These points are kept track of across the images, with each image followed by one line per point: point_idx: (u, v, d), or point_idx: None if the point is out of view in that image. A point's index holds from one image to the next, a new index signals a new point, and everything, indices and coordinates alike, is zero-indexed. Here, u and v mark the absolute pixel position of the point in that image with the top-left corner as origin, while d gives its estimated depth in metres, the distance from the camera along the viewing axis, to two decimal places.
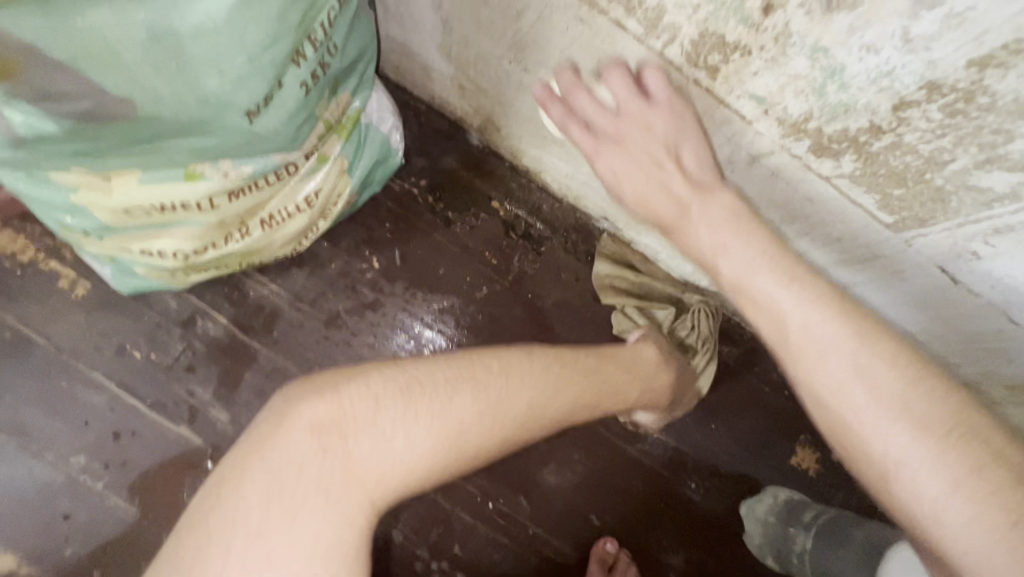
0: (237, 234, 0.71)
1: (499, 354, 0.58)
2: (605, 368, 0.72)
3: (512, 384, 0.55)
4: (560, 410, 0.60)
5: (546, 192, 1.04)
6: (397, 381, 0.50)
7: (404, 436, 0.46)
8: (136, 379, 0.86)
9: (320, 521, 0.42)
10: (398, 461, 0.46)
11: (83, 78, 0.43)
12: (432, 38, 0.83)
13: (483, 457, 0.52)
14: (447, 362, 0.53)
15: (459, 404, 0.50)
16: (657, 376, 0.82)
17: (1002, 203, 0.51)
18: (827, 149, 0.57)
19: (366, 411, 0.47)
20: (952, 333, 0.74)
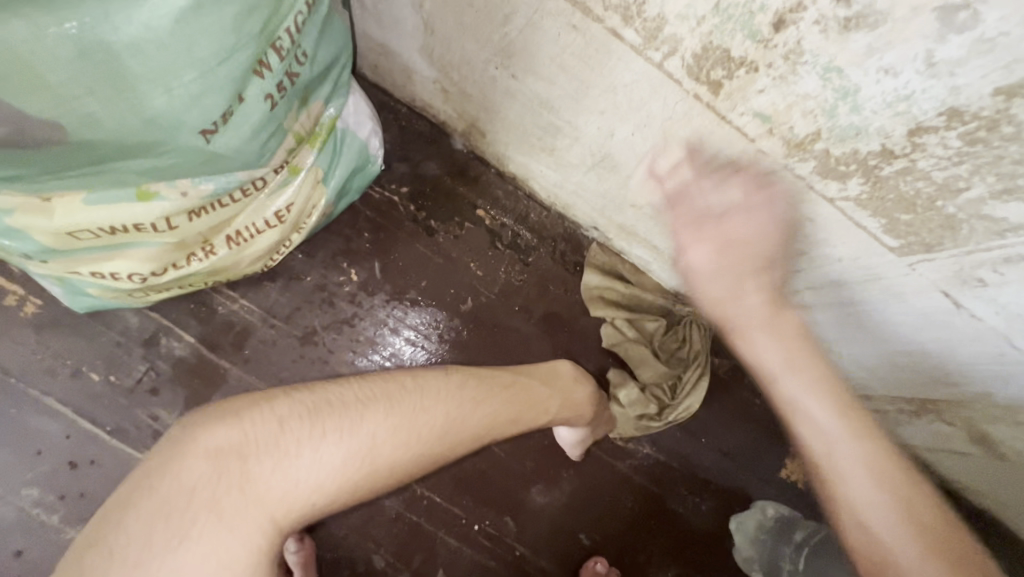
0: (200, 253, 0.65)
1: (415, 373, 0.59)
2: (531, 381, 0.73)
3: (430, 399, 0.57)
4: (481, 424, 0.61)
5: (533, 199, 1.00)
6: (305, 404, 0.51)
7: (309, 455, 0.48)
8: (93, 403, 0.80)
9: (218, 544, 0.44)
10: (310, 478, 0.48)
11: (1, 103, 0.37)
12: (414, 39, 0.78)
13: (407, 470, 0.53)
14: (368, 384, 0.55)
15: (376, 421, 0.52)
16: (574, 387, 0.79)
17: (1015, 234, 0.49)
18: (834, 171, 0.54)
19: (267, 434, 0.48)
20: (950, 355, 0.72)
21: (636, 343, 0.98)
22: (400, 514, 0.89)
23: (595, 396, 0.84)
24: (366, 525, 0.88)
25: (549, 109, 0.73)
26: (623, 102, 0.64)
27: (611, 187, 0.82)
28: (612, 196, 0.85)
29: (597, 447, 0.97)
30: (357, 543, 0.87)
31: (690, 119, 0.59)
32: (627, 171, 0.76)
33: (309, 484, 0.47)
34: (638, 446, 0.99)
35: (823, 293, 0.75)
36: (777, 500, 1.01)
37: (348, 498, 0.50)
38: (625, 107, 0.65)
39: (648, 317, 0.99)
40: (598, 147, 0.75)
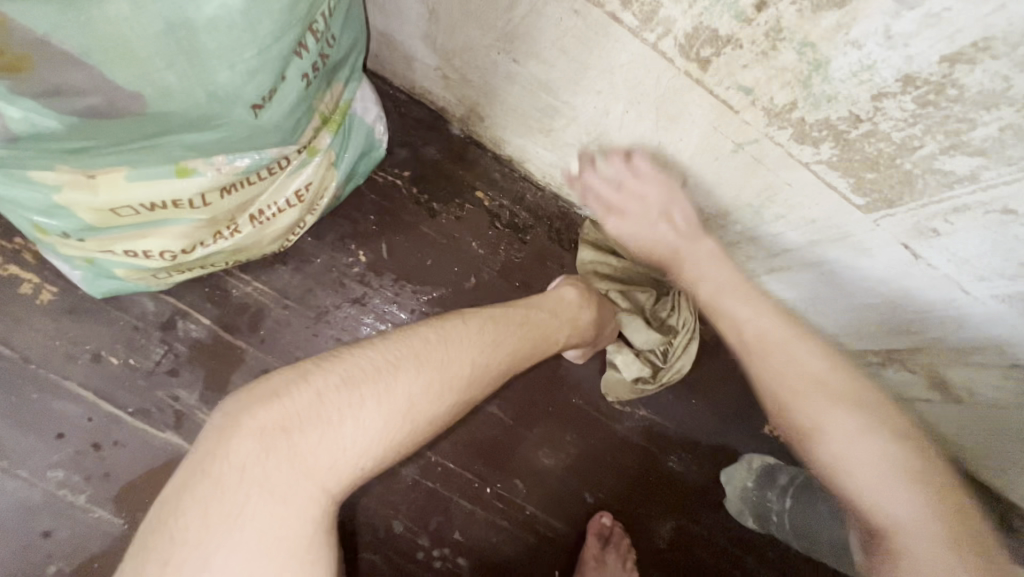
0: (226, 231, 0.69)
1: (438, 325, 0.62)
2: (538, 316, 0.78)
3: (455, 351, 0.60)
4: (501, 366, 0.66)
5: (528, 181, 1.06)
6: (340, 370, 0.53)
7: (353, 422, 0.51)
8: (114, 386, 0.82)
9: (275, 517, 0.47)
10: (358, 445, 0.50)
11: (97, 75, 0.41)
12: (417, 27, 0.82)
13: (441, 422, 0.57)
14: (398, 342, 0.58)
15: (410, 379, 0.55)
16: (579, 313, 0.85)
17: (961, 184, 0.57)
18: (808, 136, 0.61)
19: (309, 406, 0.50)
20: (910, 306, 0.81)
21: (629, 311, 1.03)
22: (416, 480, 0.93)
23: (597, 319, 0.89)
24: (384, 493, 0.92)
25: (548, 91, 0.79)
26: (619, 81, 0.70)
27: None
28: None
29: (598, 411, 1.04)
30: (376, 510, 0.91)
31: (682, 95, 0.66)
32: (620, 147, 0.83)
33: (358, 448, 0.51)
34: (633, 409, 1.06)
35: (799, 254, 0.83)
36: (762, 452, 1.10)
37: (394, 454, 0.53)
38: (620, 86, 0.71)
39: (641, 288, 1.05)
40: (593, 126, 0.81)
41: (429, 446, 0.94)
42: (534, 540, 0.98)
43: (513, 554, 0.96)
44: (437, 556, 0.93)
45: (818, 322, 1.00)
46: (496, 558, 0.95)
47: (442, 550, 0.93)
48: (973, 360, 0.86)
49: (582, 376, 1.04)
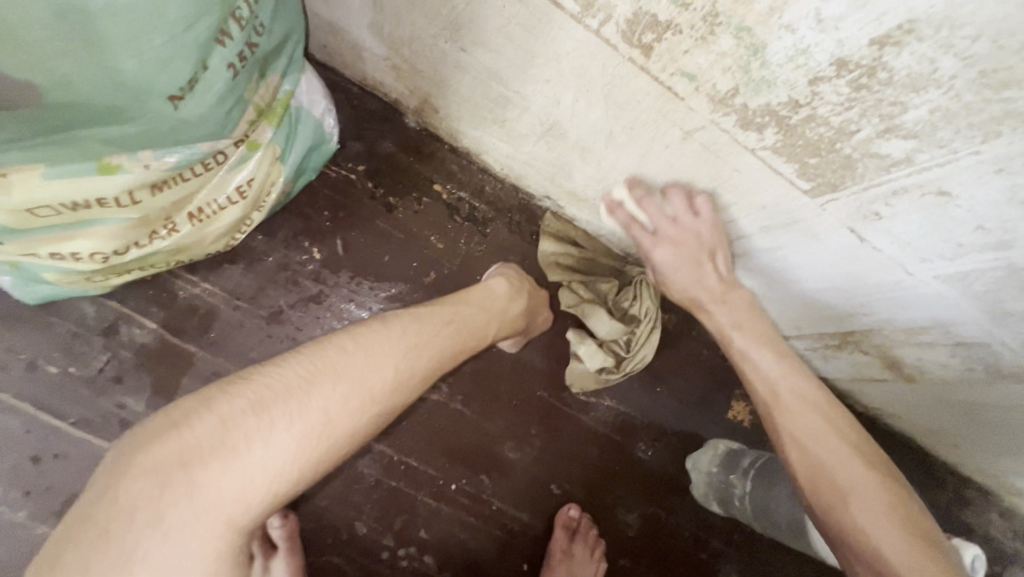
0: (163, 231, 0.66)
1: (355, 332, 0.61)
2: (470, 315, 0.77)
3: (375, 359, 0.60)
4: (426, 370, 0.66)
5: (488, 173, 1.04)
6: (247, 392, 0.52)
7: (261, 446, 0.49)
8: (53, 396, 0.78)
9: (172, 556, 0.45)
10: (267, 470, 0.49)
11: None
12: (363, 17, 0.80)
13: (361, 432, 0.58)
14: (312, 355, 0.57)
15: (323, 395, 0.54)
16: (509, 307, 0.84)
17: (898, 167, 0.58)
18: (752, 122, 0.62)
19: (210, 435, 0.48)
20: (861, 289, 0.83)
21: (587, 301, 1.04)
22: (379, 480, 0.92)
23: (529, 309, 0.89)
24: (346, 493, 0.90)
25: (499, 81, 0.78)
26: (567, 70, 0.69)
27: (561, 154, 0.88)
28: (562, 163, 0.90)
29: (562, 402, 1.04)
30: (338, 512, 0.90)
31: (629, 82, 0.66)
32: (573, 137, 0.82)
33: (267, 473, 0.49)
34: (598, 399, 1.07)
35: (753, 240, 0.84)
36: (727, 437, 1.12)
37: (310, 474, 0.53)
38: (569, 75, 0.70)
39: (603, 279, 1.06)
40: (546, 116, 0.80)
41: (391, 444, 0.93)
42: (501, 534, 0.97)
43: (480, 550, 0.96)
44: (403, 556, 0.92)
45: (775, 306, 1.02)
46: (463, 554, 0.95)
47: (407, 549, 0.92)
48: (920, 340, 0.88)
49: (546, 367, 1.04)
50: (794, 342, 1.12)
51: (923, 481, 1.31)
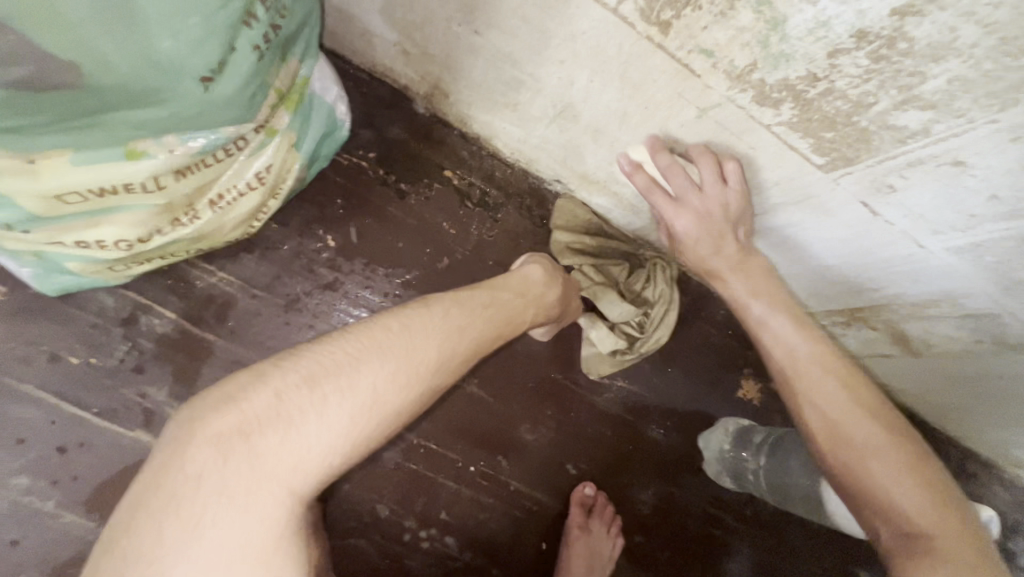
0: (184, 218, 0.66)
1: (400, 313, 0.62)
2: (504, 296, 0.78)
3: (420, 338, 0.60)
4: (468, 350, 0.66)
5: (497, 158, 1.05)
6: (299, 368, 0.53)
7: (314, 420, 0.51)
8: (75, 386, 0.79)
9: (237, 520, 0.47)
10: (321, 444, 0.50)
11: (28, 42, 0.39)
12: (374, 1, 0.80)
13: (411, 410, 0.58)
14: (361, 334, 0.57)
15: (372, 372, 0.55)
16: (545, 291, 0.86)
17: (915, 138, 0.59)
18: (768, 98, 0.62)
19: (268, 407, 0.50)
20: (871, 264, 0.84)
21: (602, 285, 1.05)
22: (399, 464, 0.93)
23: (563, 295, 0.90)
24: (367, 477, 0.91)
25: (512, 62, 0.78)
26: (582, 50, 0.70)
27: (573, 137, 0.88)
28: (573, 145, 0.91)
29: (576, 384, 1.05)
30: (360, 495, 0.91)
31: (645, 60, 0.66)
32: (586, 118, 0.82)
33: (321, 447, 0.50)
34: (611, 381, 1.08)
35: (764, 218, 0.85)
36: (738, 415, 1.14)
37: (363, 449, 0.54)
38: (584, 55, 0.70)
39: (614, 262, 1.07)
40: (559, 98, 0.81)
41: (410, 428, 0.94)
42: (520, 515, 0.99)
43: (500, 530, 0.97)
44: (425, 537, 0.93)
45: (782, 285, 1.03)
46: (484, 534, 0.96)
47: (429, 531, 0.93)
48: (929, 313, 0.90)
49: (559, 350, 1.05)
50: None
51: None
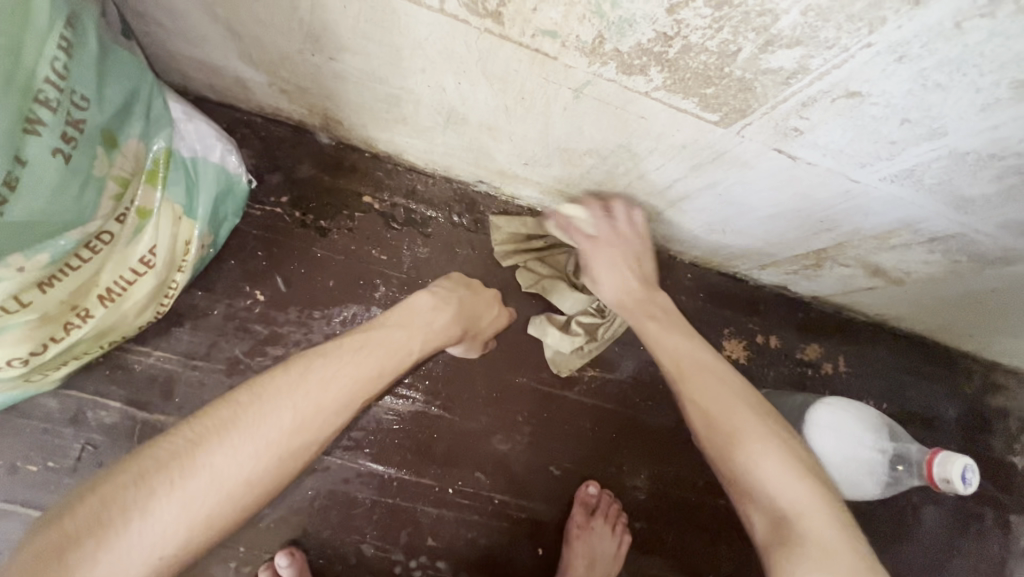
0: (77, 320, 0.65)
1: (252, 386, 0.63)
2: (386, 332, 0.75)
3: (271, 407, 0.62)
4: (338, 403, 0.66)
5: (415, 171, 1.00)
6: (134, 468, 0.55)
7: (141, 518, 0.53)
8: (40, 492, 0.81)
9: None
10: (151, 539, 0.53)
11: None
12: (228, 49, 0.75)
13: (261, 482, 0.60)
14: (202, 420, 0.59)
15: (209, 455, 0.57)
16: (432, 317, 0.80)
17: (797, 78, 0.52)
18: (632, 66, 0.56)
19: (89, 518, 0.51)
20: (815, 206, 0.76)
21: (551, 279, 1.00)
22: (375, 501, 0.93)
23: (461, 316, 0.84)
24: (346, 520, 0.91)
25: (380, 81, 0.73)
26: (434, 55, 0.65)
27: (472, 139, 0.83)
28: (476, 147, 0.86)
29: (545, 384, 1.02)
30: (343, 539, 0.91)
31: (497, 54, 0.61)
32: (475, 119, 0.77)
33: (150, 543, 0.53)
34: (581, 373, 1.04)
35: (688, 182, 0.79)
36: None
37: (206, 531, 0.56)
38: (438, 59, 0.65)
39: (558, 251, 1.00)
40: (440, 104, 0.75)
41: (378, 463, 0.93)
42: (510, 525, 0.98)
43: (492, 545, 0.96)
44: (415, 566, 0.93)
45: (735, 238, 0.95)
46: (476, 552, 0.96)
47: (419, 559, 0.93)
48: (893, 244, 0.82)
49: (520, 353, 1.02)
50: (773, 270, 1.07)
51: (946, 376, 1.25)
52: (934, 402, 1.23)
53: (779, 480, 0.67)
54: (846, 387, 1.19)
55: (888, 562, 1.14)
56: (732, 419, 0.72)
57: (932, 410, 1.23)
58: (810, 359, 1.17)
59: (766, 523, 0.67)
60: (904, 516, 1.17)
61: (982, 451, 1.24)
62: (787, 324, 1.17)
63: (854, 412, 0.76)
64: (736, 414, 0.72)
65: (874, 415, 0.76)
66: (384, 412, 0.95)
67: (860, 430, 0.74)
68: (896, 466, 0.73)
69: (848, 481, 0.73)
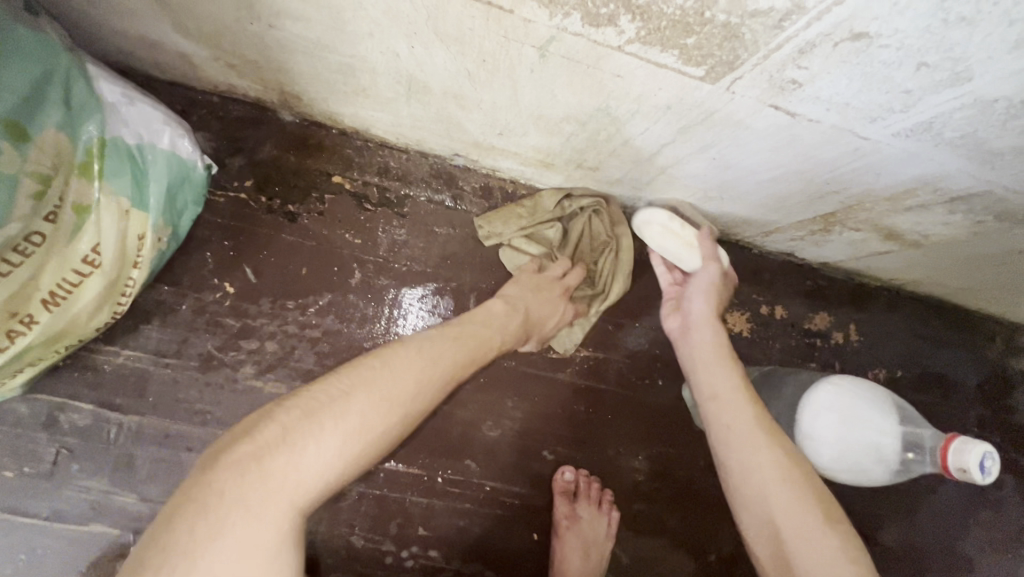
0: (20, 326, 0.61)
1: (381, 351, 0.62)
2: (477, 327, 0.76)
3: (396, 367, 0.60)
4: (444, 377, 0.65)
5: (387, 147, 0.94)
6: (294, 404, 0.53)
7: (314, 443, 0.51)
8: (18, 498, 0.79)
9: (238, 544, 0.45)
10: (318, 466, 0.50)
11: None
12: (161, 22, 0.68)
13: (398, 436, 0.58)
14: (338, 373, 0.58)
15: (360, 400, 0.55)
16: (509, 316, 0.81)
17: (791, 20, 0.44)
18: (599, 16, 0.49)
19: (276, 435, 0.50)
20: (822, 167, 0.68)
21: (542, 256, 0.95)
22: (363, 492, 0.90)
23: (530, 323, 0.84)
24: (334, 513, 0.89)
25: (328, 49, 0.66)
26: (381, 16, 0.57)
27: (440, 109, 0.76)
28: (445, 118, 0.79)
29: (535, 366, 0.97)
30: (332, 532, 0.89)
31: (449, 10, 0.53)
32: (437, 87, 0.69)
33: (318, 470, 0.50)
34: (573, 353, 0.99)
35: (678, 146, 0.71)
36: None
37: (349, 475, 0.53)
38: (387, 21, 0.58)
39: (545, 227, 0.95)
40: (398, 73, 0.68)
41: None
42: (503, 512, 0.95)
43: (486, 532, 0.94)
44: (408, 556, 0.91)
45: (737, 205, 0.88)
46: (470, 540, 0.93)
47: (410, 549, 0.91)
48: (908, 205, 0.74)
49: None
50: (777, 236, 0.99)
51: (966, 341, 1.18)
52: (952, 368, 1.17)
53: (803, 535, 0.61)
54: (858, 357, 1.12)
55: (903, 535, 1.09)
56: (744, 457, 0.66)
57: (951, 377, 1.16)
58: (818, 329, 1.11)
59: (780, 573, 0.62)
60: (919, 488, 1.12)
61: (1003, 417, 1.17)
62: (794, 293, 1.10)
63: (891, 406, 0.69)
64: (754, 454, 0.66)
65: (910, 414, 0.69)
66: None
67: (862, 410, 0.68)
68: (906, 453, 0.66)
69: (849, 463, 0.68)
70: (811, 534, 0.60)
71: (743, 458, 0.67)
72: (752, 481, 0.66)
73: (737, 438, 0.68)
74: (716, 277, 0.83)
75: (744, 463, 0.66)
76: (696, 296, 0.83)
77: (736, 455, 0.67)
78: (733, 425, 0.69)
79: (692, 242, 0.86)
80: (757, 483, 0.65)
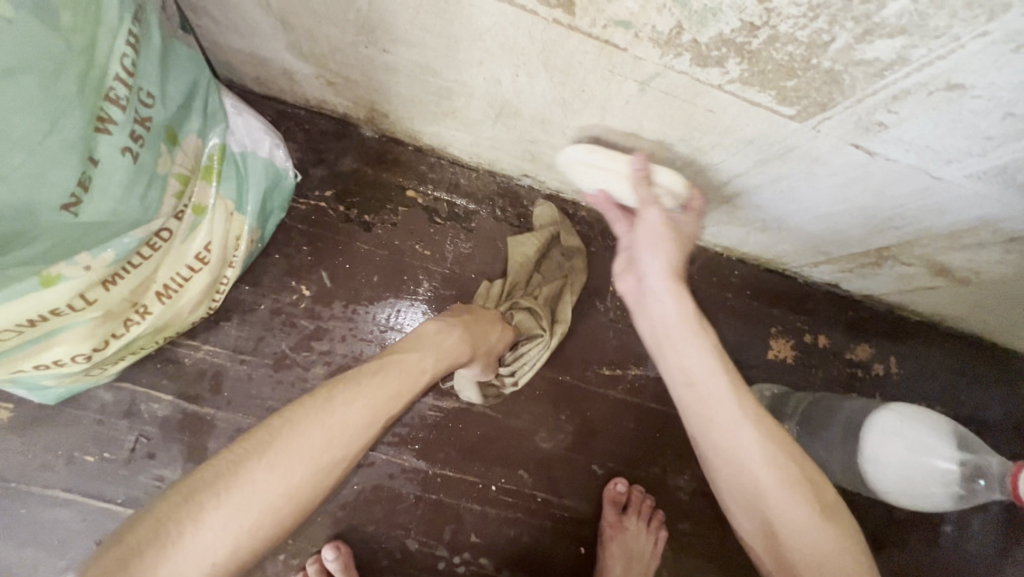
0: (135, 317, 0.65)
1: (286, 411, 0.61)
2: (401, 355, 0.71)
3: (303, 424, 0.59)
4: (366, 420, 0.63)
5: (458, 164, 0.99)
6: (175, 495, 0.52)
7: (193, 532, 0.50)
8: (96, 482, 0.83)
9: None
10: (201, 553, 0.49)
11: None
12: (279, 42, 0.74)
13: (305, 496, 0.58)
14: (241, 444, 0.57)
15: (252, 472, 0.54)
16: (440, 338, 0.76)
17: (893, 70, 0.49)
18: (709, 58, 0.53)
19: (148, 530, 0.49)
20: (884, 203, 0.73)
21: (513, 289, 0.97)
22: (419, 496, 0.93)
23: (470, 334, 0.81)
24: (389, 515, 0.92)
25: (432, 73, 0.71)
26: (495, 47, 0.62)
27: (523, 133, 0.81)
28: (525, 141, 0.83)
29: (587, 382, 1.00)
30: (387, 534, 0.91)
31: (563, 45, 0.58)
32: (528, 112, 0.74)
33: (200, 558, 0.49)
34: (625, 371, 1.02)
35: (749, 177, 0.75)
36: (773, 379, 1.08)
37: (251, 546, 0.53)
38: (497, 51, 0.63)
39: (550, 278, 1.00)
40: (493, 97, 0.73)
41: (423, 459, 0.93)
42: (553, 524, 0.97)
43: (535, 543, 0.96)
44: (458, 563, 0.93)
45: (784, 233, 0.91)
46: (518, 550, 0.95)
47: (462, 556, 0.93)
48: (964, 243, 0.78)
49: (563, 350, 1.00)
50: (825, 268, 1.03)
51: (1004, 378, 1.19)
52: (991, 406, 1.18)
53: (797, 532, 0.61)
54: (897, 390, 1.14)
55: None
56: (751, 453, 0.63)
57: (991, 414, 1.17)
58: (860, 360, 1.13)
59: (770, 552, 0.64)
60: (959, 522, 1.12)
61: None
62: (837, 324, 1.13)
63: (956, 436, 0.72)
64: (739, 432, 0.64)
65: (979, 449, 0.72)
66: (427, 407, 0.94)
67: (931, 438, 0.71)
68: (975, 480, 0.70)
69: (910, 481, 0.70)
70: (801, 530, 0.61)
71: (735, 446, 0.64)
72: (745, 475, 0.64)
73: (718, 423, 0.65)
74: (661, 223, 0.69)
75: (729, 454, 0.65)
76: (646, 250, 0.69)
77: (723, 423, 0.65)
78: (725, 408, 0.64)
79: (624, 176, 0.72)
80: (741, 466, 0.64)
